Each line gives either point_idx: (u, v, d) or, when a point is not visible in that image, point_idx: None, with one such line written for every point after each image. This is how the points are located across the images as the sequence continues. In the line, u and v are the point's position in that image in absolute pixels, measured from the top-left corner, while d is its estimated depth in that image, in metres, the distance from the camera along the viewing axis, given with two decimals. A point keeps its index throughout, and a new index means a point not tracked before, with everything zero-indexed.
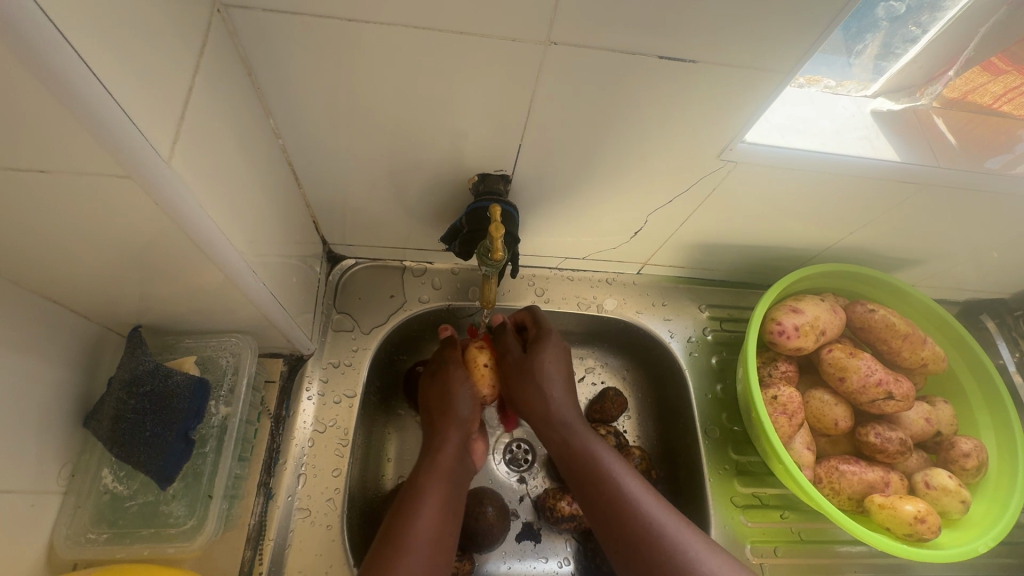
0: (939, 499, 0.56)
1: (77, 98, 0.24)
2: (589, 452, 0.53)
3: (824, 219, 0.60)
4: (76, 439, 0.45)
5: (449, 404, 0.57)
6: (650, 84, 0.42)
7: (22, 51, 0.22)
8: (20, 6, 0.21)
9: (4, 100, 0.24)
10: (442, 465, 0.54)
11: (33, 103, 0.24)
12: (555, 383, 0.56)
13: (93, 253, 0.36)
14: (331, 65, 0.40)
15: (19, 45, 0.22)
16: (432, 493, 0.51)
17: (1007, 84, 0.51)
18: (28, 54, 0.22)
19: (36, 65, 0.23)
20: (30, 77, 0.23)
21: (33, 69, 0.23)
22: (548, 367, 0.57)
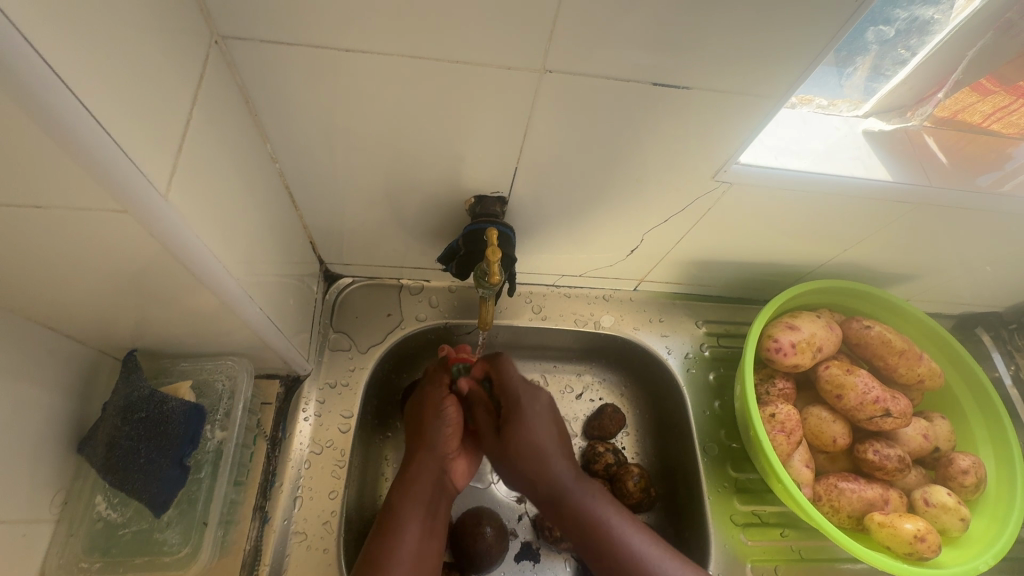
0: (938, 517, 0.56)
1: (74, 138, 0.25)
2: (578, 490, 0.53)
3: (820, 237, 0.60)
4: (70, 466, 0.44)
5: (425, 427, 0.58)
6: (644, 109, 0.43)
7: (17, 93, 0.22)
8: (18, 50, 0.21)
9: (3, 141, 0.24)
10: (418, 494, 0.54)
11: (32, 144, 0.24)
12: (537, 425, 0.56)
13: (88, 280, 0.36)
14: (328, 93, 0.40)
15: (17, 87, 0.22)
16: (409, 521, 0.52)
17: (996, 103, 0.51)
18: (25, 94, 0.22)
19: (34, 107, 0.23)
20: (26, 116, 0.23)
21: (30, 112, 0.23)
22: (527, 413, 0.56)
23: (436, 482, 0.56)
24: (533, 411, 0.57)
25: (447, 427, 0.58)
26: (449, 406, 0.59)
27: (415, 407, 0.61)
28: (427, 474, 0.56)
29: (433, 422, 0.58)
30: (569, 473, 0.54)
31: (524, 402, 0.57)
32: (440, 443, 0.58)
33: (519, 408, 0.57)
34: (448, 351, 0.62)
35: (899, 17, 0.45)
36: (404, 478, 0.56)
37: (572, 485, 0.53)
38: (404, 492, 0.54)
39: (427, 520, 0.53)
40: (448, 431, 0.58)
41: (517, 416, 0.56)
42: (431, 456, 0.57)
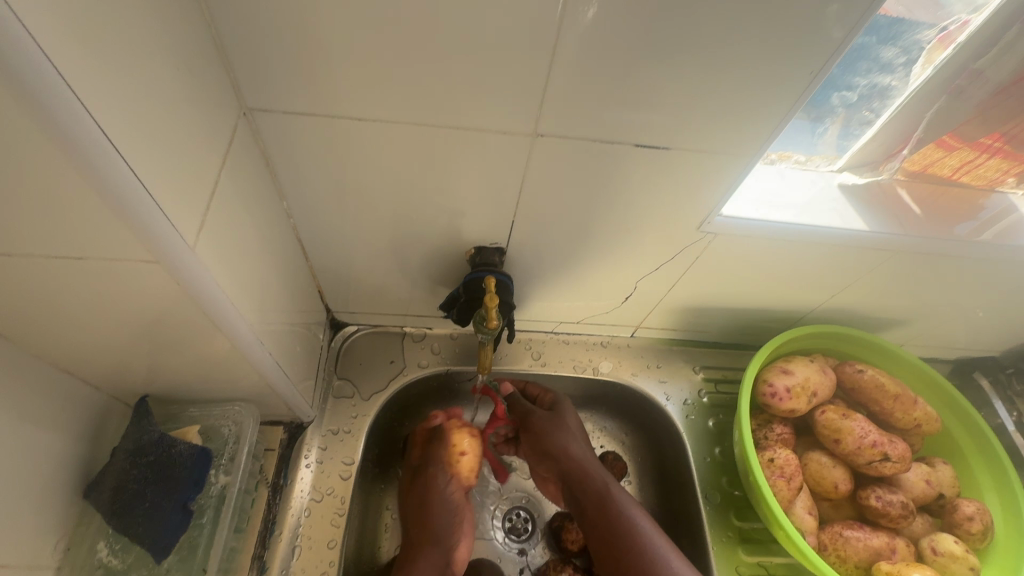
0: (947, 566, 0.54)
1: (119, 197, 0.28)
2: (618, 494, 0.60)
3: (808, 284, 0.63)
4: (74, 511, 0.45)
5: (427, 509, 0.62)
6: (628, 166, 0.46)
7: (77, 161, 0.25)
8: (81, 124, 0.25)
9: (55, 201, 0.27)
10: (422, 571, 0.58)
11: (79, 203, 0.28)
12: (566, 433, 0.64)
13: (110, 326, 0.38)
14: (340, 156, 0.44)
15: (79, 157, 0.25)
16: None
17: (962, 157, 0.57)
18: (76, 161, 0.25)
19: (90, 171, 0.26)
20: (79, 179, 0.26)
21: (81, 176, 0.26)
22: (555, 424, 0.64)
23: (440, 553, 0.60)
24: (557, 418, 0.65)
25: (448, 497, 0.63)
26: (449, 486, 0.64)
27: (417, 485, 0.64)
28: (441, 525, 0.61)
29: (435, 500, 0.62)
30: (610, 481, 0.61)
31: (554, 414, 0.65)
32: (444, 525, 0.61)
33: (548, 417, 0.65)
34: (439, 421, 0.66)
35: (859, 84, 0.49)
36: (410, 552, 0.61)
37: (613, 489, 0.60)
38: (412, 561, 0.59)
39: None
40: (449, 515, 0.62)
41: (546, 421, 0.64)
42: (436, 539, 0.61)
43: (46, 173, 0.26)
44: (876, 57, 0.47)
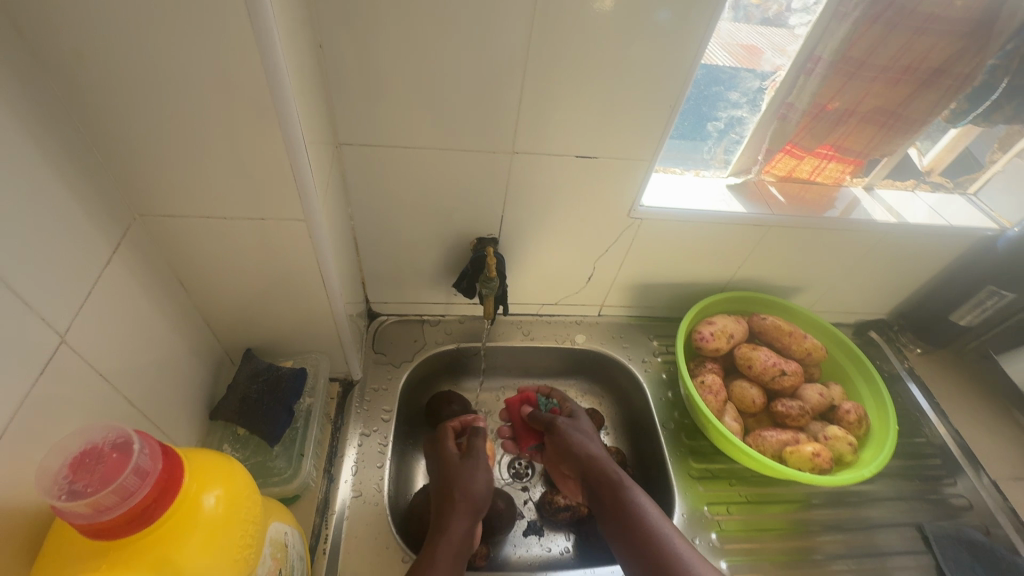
0: (834, 444, 0.74)
1: (301, 180, 0.50)
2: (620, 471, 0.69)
3: (719, 258, 0.86)
4: (205, 423, 0.64)
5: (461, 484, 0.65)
6: (577, 173, 0.70)
7: (291, 157, 0.48)
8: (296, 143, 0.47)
9: (257, 182, 0.49)
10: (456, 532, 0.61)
11: (270, 184, 0.50)
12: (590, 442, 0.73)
13: (248, 277, 0.60)
14: (389, 176, 0.67)
15: (292, 155, 0.48)
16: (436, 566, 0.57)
17: (812, 163, 0.84)
18: (272, 157, 0.47)
19: (295, 164, 0.48)
20: (270, 169, 0.48)
21: (274, 167, 0.48)
22: (581, 435, 0.74)
23: (455, 548, 0.59)
24: (579, 429, 0.75)
25: (461, 489, 0.65)
26: (479, 466, 0.68)
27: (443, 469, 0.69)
28: (462, 514, 0.62)
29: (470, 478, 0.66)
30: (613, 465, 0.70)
31: (581, 426, 0.76)
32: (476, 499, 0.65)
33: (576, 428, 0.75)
34: (447, 429, 0.74)
35: (721, 118, 0.77)
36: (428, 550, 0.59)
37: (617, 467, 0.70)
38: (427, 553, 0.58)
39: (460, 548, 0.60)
40: (484, 492, 0.65)
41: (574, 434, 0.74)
42: (465, 515, 0.62)
43: (260, 166, 0.48)
44: (727, 99, 0.74)
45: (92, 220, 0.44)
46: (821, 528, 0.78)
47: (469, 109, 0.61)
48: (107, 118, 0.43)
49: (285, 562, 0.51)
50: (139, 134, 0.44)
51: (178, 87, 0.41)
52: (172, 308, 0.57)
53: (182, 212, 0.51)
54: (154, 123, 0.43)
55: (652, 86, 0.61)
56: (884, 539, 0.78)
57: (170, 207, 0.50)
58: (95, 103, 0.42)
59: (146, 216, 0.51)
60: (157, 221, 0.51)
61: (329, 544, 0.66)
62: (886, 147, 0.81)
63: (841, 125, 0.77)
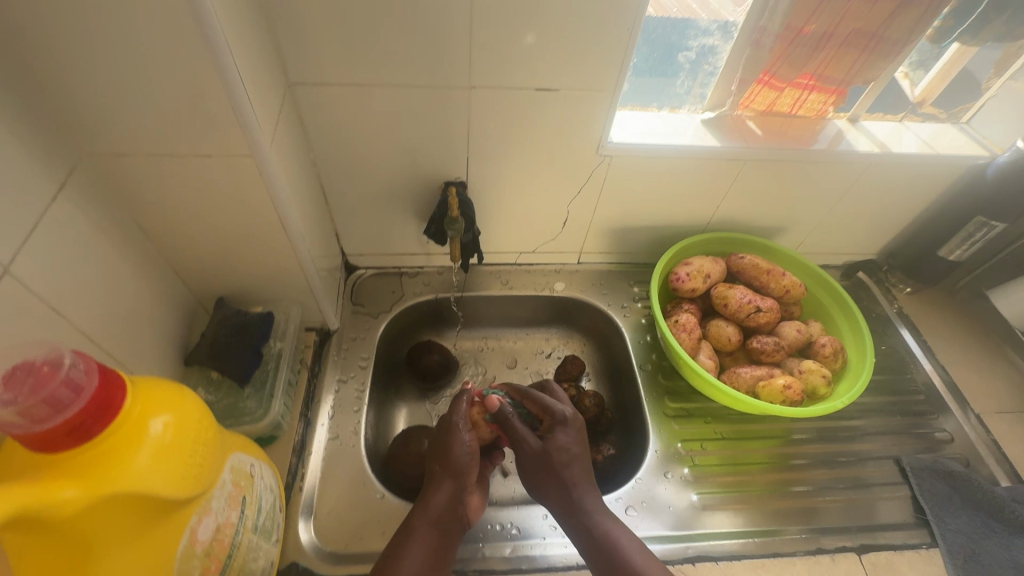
0: (807, 378, 0.74)
1: (240, 113, 0.49)
2: None
3: (696, 198, 0.84)
4: (178, 368, 0.66)
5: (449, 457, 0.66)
6: (540, 108, 0.68)
7: (226, 88, 0.47)
8: (228, 71, 0.46)
9: (196, 117, 0.49)
10: (434, 516, 0.62)
11: (210, 119, 0.49)
12: (580, 440, 0.68)
13: (207, 222, 0.60)
14: (346, 116, 0.66)
15: (226, 86, 0.47)
16: (412, 549, 0.59)
17: (794, 96, 0.81)
18: (208, 89, 0.46)
19: (231, 95, 0.47)
20: (207, 102, 0.48)
21: (211, 100, 0.47)
22: (573, 432, 0.68)
23: (436, 527, 0.62)
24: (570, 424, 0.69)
25: (455, 461, 0.66)
26: (468, 437, 0.67)
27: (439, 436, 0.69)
28: (446, 490, 0.65)
29: (456, 449, 0.66)
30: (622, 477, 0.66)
31: (570, 416, 0.69)
32: (461, 474, 0.65)
33: (566, 421, 0.69)
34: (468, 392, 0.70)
35: (691, 46, 0.74)
36: (409, 524, 0.62)
37: None
38: (409, 528, 0.62)
39: (437, 534, 0.61)
40: (469, 454, 0.67)
41: (563, 429, 0.68)
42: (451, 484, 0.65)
43: (197, 99, 0.47)
44: (696, 26, 0.72)
45: (30, 156, 0.44)
46: (797, 462, 0.77)
47: (420, 41, 0.59)
48: (33, 49, 0.42)
49: (250, 491, 0.53)
50: (67, 66, 0.44)
51: (97, 11, 0.40)
52: (133, 252, 0.58)
53: (128, 149, 0.51)
54: (79, 54, 0.43)
55: (608, 7, 0.58)
56: (865, 470, 0.77)
57: (114, 144, 0.50)
58: (16, 32, 0.41)
59: (93, 155, 0.51)
60: (105, 160, 0.52)
61: (305, 482, 0.68)
62: (869, 72, 0.77)
63: (822, 49, 0.74)
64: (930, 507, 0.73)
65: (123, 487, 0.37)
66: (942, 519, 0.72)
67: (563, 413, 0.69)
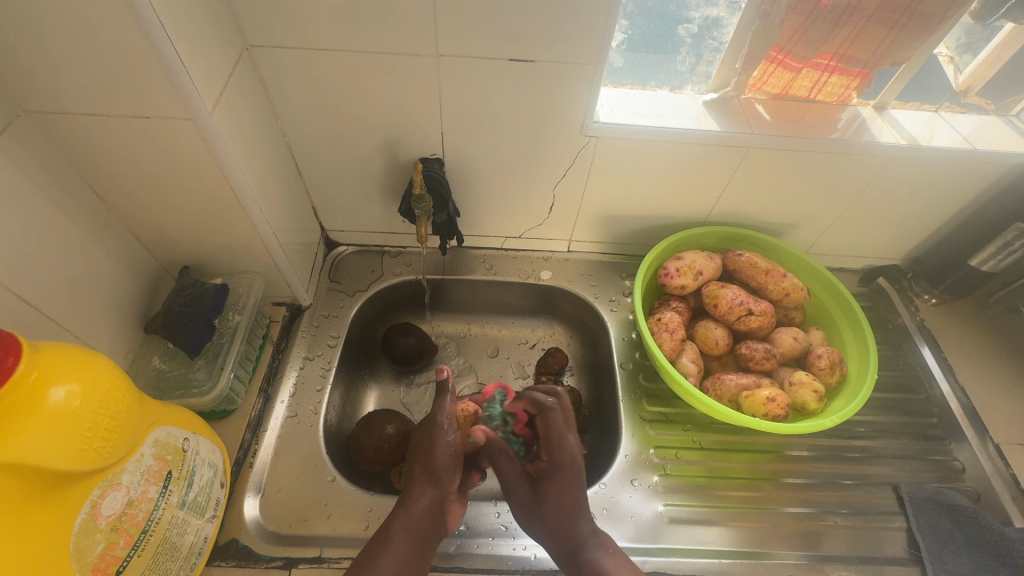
0: (796, 391, 0.67)
1: (168, 68, 0.46)
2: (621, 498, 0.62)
3: (694, 187, 0.78)
4: (137, 335, 0.66)
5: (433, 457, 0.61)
6: (515, 80, 0.63)
7: (150, 39, 0.44)
8: (149, 21, 0.43)
9: (125, 73, 0.47)
10: (414, 521, 0.57)
11: (140, 75, 0.47)
12: (577, 486, 0.59)
13: (158, 188, 0.59)
14: (310, 83, 0.63)
15: (149, 38, 0.44)
16: (384, 561, 0.53)
17: (812, 78, 0.73)
18: (131, 42, 0.44)
19: (157, 48, 0.45)
20: (133, 56, 0.45)
21: (136, 54, 0.45)
22: (569, 476, 0.59)
23: (412, 539, 0.56)
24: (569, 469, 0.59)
25: (436, 461, 0.61)
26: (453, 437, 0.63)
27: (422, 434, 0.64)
28: (426, 496, 0.59)
29: (438, 453, 0.61)
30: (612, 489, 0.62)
31: (570, 461, 0.59)
32: (445, 477, 0.61)
33: (565, 466, 0.59)
34: (446, 376, 0.64)
35: (694, 18, 0.67)
36: (382, 533, 0.56)
37: None
38: (383, 537, 0.55)
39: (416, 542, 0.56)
40: (451, 456, 0.62)
41: (559, 475, 0.59)
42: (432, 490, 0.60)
43: (122, 52, 0.45)
44: None
45: None
46: (782, 480, 0.71)
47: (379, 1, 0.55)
48: None
49: (180, 466, 0.52)
50: None
51: None
52: (84, 215, 0.57)
53: (66, 107, 0.49)
54: None
55: None
56: (858, 495, 0.71)
57: (51, 101, 0.49)
58: None
59: (31, 112, 0.50)
60: (45, 118, 0.50)
61: (256, 459, 0.67)
62: (899, 53, 0.69)
63: (844, 25, 0.66)
64: (926, 544, 0.66)
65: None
66: (938, 558, 0.65)
67: (565, 454, 0.59)
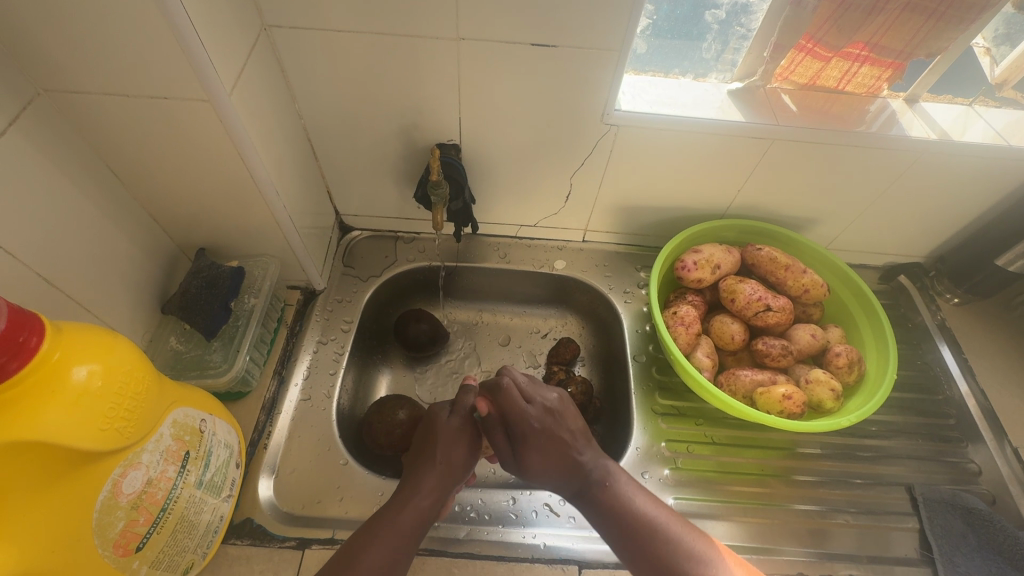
0: (813, 389, 0.66)
1: (188, 48, 0.46)
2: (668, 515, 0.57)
3: (715, 179, 0.76)
4: (154, 316, 0.66)
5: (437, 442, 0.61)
6: (536, 66, 0.62)
7: (169, 19, 0.44)
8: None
9: (145, 52, 0.46)
10: (407, 506, 0.56)
11: (159, 55, 0.46)
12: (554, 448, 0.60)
13: (176, 170, 0.59)
14: (328, 65, 0.62)
15: (169, 17, 0.43)
16: (373, 551, 0.52)
17: (841, 68, 0.71)
18: (150, 21, 0.44)
19: (176, 27, 0.44)
20: (152, 36, 0.45)
21: (156, 33, 0.45)
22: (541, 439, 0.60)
23: (406, 531, 0.55)
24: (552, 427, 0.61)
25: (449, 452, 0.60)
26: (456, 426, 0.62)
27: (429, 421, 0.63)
28: (431, 488, 0.58)
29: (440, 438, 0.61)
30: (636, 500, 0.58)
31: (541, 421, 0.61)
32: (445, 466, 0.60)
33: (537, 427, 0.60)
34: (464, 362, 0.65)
35: (723, 3, 0.65)
36: (375, 523, 0.55)
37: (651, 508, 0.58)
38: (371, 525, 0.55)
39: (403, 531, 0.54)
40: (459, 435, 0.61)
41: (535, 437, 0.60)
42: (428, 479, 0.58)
43: (141, 32, 0.44)
44: None
45: None
46: (794, 477, 0.71)
47: None
48: None
49: (197, 446, 0.52)
50: None
51: None
52: (104, 196, 0.58)
53: (85, 87, 0.49)
54: None
55: None
56: (870, 495, 0.70)
57: (71, 81, 0.49)
58: None
59: (51, 91, 0.50)
60: (64, 97, 0.50)
61: (271, 441, 0.67)
62: (935, 44, 0.66)
63: (879, 13, 0.63)
64: (939, 547, 0.65)
65: (19, 435, 0.36)
66: (951, 560, 0.64)
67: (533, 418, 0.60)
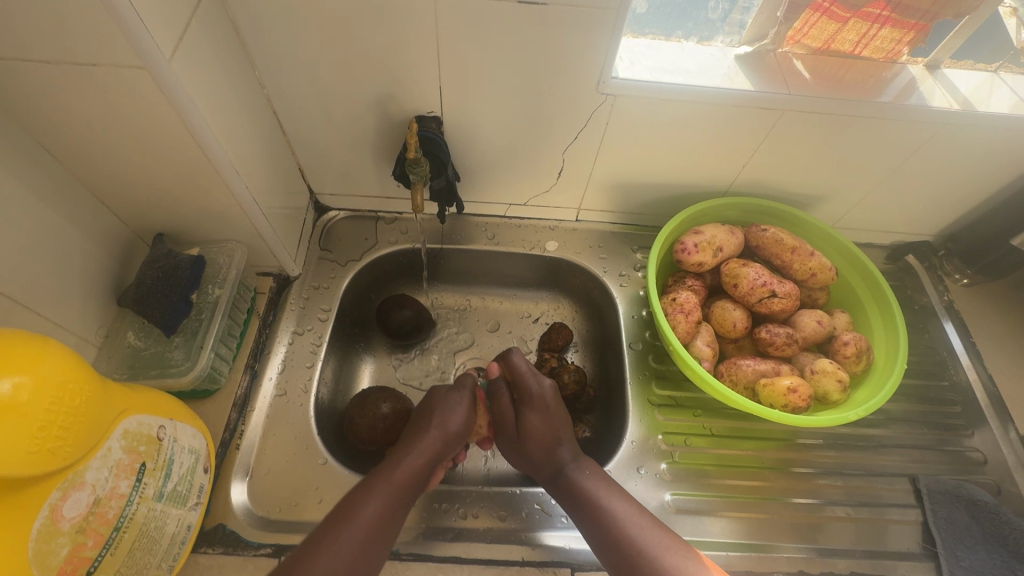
0: (819, 380, 0.63)
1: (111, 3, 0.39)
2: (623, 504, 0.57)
3: (718, 153, 0.70)
4: (110, 309, 0.61)
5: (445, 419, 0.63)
6: (524, 27, 0.55)
7: None
8: None
9: (62, 10, 0.39)
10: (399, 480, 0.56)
11: (79, 13, 0.39)
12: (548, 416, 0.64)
13: (119, 149, 0.52)
14: (289, 25, 0.55)
15: None
16: (367, 507, 0.53)
17: (859, 31, 0.64)
18: None
19: None
20: None
21: None
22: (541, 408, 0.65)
23: (399, 487, 0.56)
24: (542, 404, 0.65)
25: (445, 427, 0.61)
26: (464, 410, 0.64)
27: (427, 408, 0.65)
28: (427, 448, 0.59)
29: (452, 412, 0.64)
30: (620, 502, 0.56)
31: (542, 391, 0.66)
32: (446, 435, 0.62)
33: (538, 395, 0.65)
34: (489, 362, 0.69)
35: None
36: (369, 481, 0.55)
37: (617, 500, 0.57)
38: (374, 479, 0.55)
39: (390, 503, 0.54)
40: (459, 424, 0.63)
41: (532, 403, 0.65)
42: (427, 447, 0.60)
43: None
44: None
45: None
46: (796, 469, 0.68)
47: None
48: None
49: (155, 456, 0.48)
50: None
51: None
52: (38, 179, 0.51)
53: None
54: None
55: None
56: (872, 486, 0.68)
57: None
58: None
59: None
60: None
61: (243, 440, 0.63)
62: (964, 3, 0.60)
63: None
64: (943, 540, 0.63)
65: None
66: (954, 554, 0.62)
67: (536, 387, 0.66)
